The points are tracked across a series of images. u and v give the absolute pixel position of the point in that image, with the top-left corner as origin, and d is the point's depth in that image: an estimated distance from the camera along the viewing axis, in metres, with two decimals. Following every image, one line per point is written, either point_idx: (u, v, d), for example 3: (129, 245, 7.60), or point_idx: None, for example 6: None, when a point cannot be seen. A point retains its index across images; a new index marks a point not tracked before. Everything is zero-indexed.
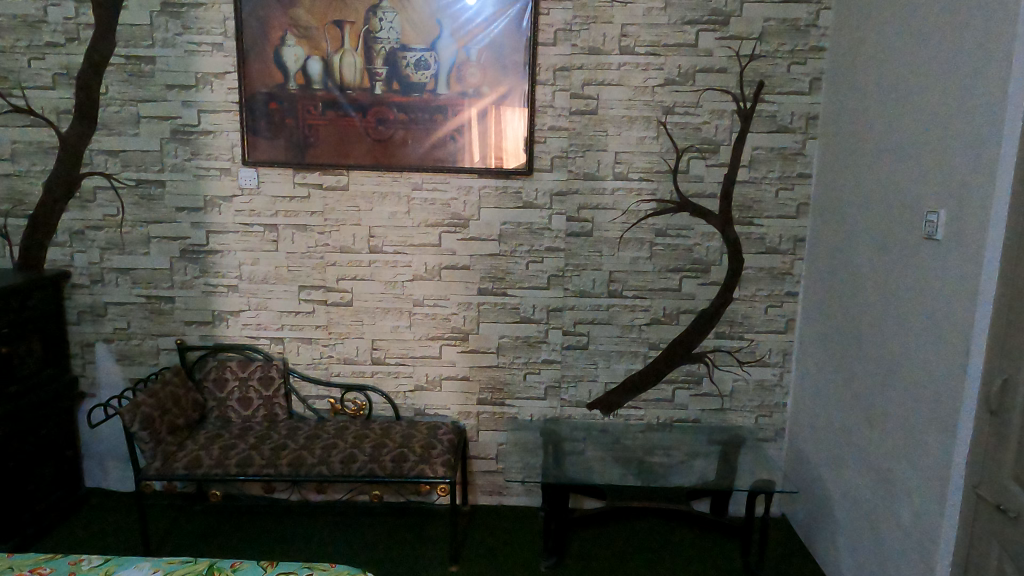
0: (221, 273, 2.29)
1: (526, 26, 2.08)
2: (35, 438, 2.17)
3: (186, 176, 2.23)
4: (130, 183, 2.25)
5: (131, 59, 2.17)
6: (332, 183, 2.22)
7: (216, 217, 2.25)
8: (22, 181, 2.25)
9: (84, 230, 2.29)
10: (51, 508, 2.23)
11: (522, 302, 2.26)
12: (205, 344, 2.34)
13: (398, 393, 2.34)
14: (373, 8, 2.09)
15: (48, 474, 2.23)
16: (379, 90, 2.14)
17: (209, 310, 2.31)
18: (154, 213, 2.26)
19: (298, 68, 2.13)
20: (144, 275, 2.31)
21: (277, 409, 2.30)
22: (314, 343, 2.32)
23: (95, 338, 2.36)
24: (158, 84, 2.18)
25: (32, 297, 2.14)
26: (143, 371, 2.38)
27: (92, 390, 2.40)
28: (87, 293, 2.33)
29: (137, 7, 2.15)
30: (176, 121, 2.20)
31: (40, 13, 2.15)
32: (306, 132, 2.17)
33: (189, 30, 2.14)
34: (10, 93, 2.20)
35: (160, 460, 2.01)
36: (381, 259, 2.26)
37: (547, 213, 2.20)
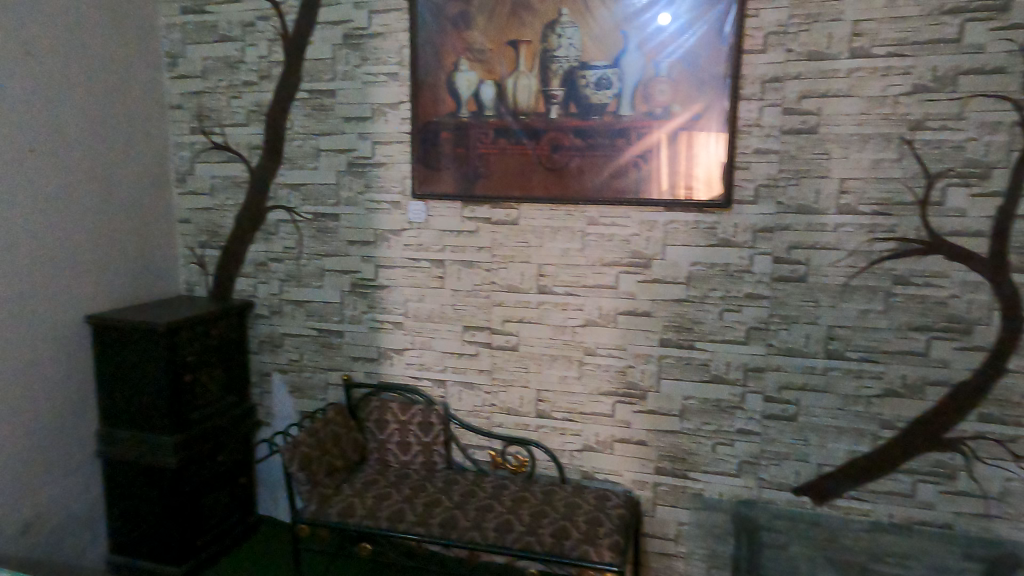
0: (388, 309, 2.21)
1: (728, 31, 1.75)
2: (211, 464, 2.20)
3: (359, 209, 2.19)
4: (309, 217, 2.26)
5: (314, 93, 2.18)
6: (501, 217, 2.03)
7: (385, 251, 2.17)
8: (219, 214, 2.37)
9: (268, 262, 2.34)
10: (223, 534, 2.25)
11: (714, 358, 1.89)
12: (370, 382, 2.26)
13: (564, 452, 2.07)
14: (551, 24, 1.89)
15: (223, 500, 2.26)
16: (555, 114, 1.92)
17: (374, 346, 2.24)
18: (328, 246, 2.25)
19: (471, 94, 1.99)
20: (317, 308, 2.30)
21: (435, 458, 2.14)
22: (477, 389, 2.14)
23: (273, 368, 2.40)
24: (337, 118, 2.16)
25: (218, 325, 2.20)
26: (313, 405, 2.37)
27: (268, 419, 2.44)
28: (268, 323, 2.38)
29: (322, 41, 2.15)
30: (352, 154, 2.17)
31: (239, 54, 2.24)
32: (476, 163, 2.02)
33: (368, 61, 2.10)
34: (213, 131, 2.32)
35: (316, 503, 1.94)
36: (551, 300, 2.02)
37: (748, 253, 1.82)
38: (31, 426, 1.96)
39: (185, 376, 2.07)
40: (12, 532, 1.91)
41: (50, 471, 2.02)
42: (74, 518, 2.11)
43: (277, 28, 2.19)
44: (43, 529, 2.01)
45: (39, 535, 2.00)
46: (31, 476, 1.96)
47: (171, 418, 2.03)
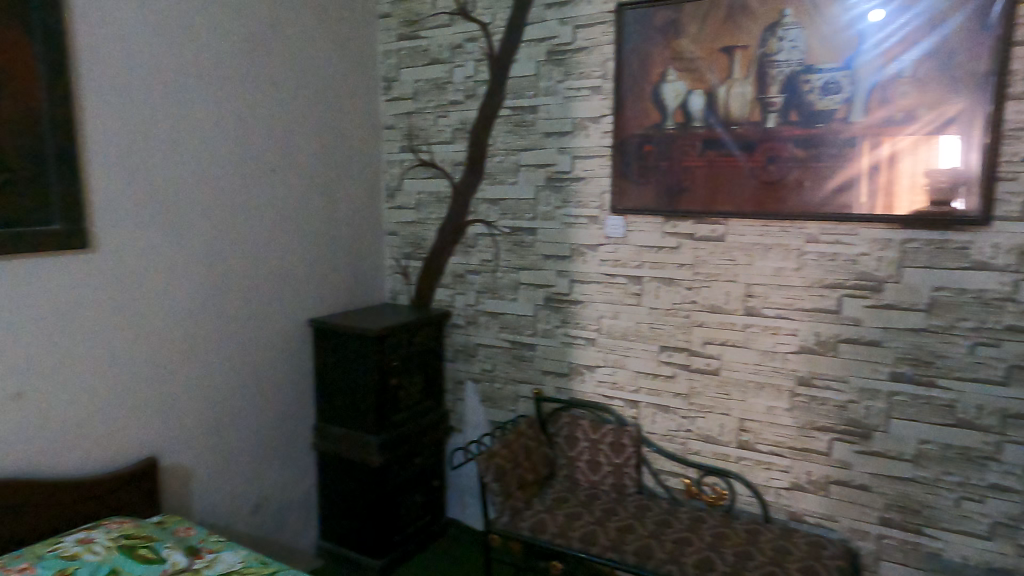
0: (581, 324, 2.18)
1: (994, 21, 1.51)
2: (409, 466, 2.30)
3: (556, 224, 2.19)
4: (506, 231, 2.30)
5: (517, 110, 2.23)
6: (706, 233, 1.93)
7: (581, 265, 2.15)
8: (423, 227, 2.50)
9: (465, 274, 2.42)
10: (417, 533, 2.36)
11: (960, 398, 1.64)
12: (560, 397, 2.25)
13: (769, 488, 1.91)
14: (771, 26, 1.75)
15: (418, 500, 2.36)
16: (772, 122, 1.78)
17: (566, 361, 2.22)
18: (524, 260, 2.27)
19: (678, 105, 1.91)
20: (510, 321, 2.33)
21: (626, 480, 2.08)
22: (672, 412, 2.04)
23: (466, 376, 2.47)
24: (538, 133, 2.19)
25: (419, 333, 2.31)
26: (502, 415, 2.41)
27: (459, 425, 2.52)
28: (463, 333, 2.46)
29: (526, 58, 2.19)
30: (551, 168, 2.18)
31: (447, 75, 2.35)
32: (680, 176, 1.93)
33: (571, 75, 2.10)
34: (420, 149, 2.46)
35: (508, 515, 1.96)
36: (759, 323, 1.88)
37: (1010, 278, 1.56)
38: (263, 415, 2.19)
39: (391, 380, 2.19)
40: (244, 510, 2.14)
41: (275, 458, 2.24)
42: (292, 503, 2.32)
43: (484, 48, 2.26)
44: (267, 510, 2.23)
45: (265, 516, 2.22)
46: (261, 461, 2.19)
47: (377, 419, 2.16)
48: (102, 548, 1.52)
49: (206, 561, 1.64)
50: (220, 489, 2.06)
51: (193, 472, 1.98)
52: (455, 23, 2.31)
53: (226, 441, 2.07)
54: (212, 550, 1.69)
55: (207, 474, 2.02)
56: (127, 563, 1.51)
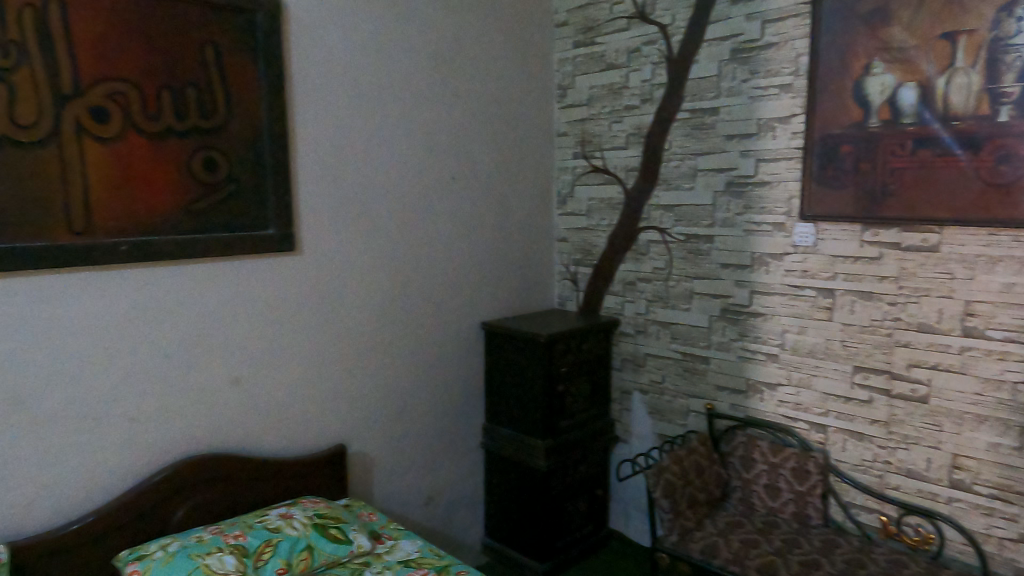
0: (762, 339, 2.04)
1: None
2: (574, 473, 2.29)
3: (736, 231, 2.07)
4: (681, 238, 2.22)
5: (696, 112, 2.14)
6: (915, 242, 1.72)
7: (763, 276, 2.02)
8: (593, 234, 2.48)
9: (636, 281, 2.37)
10: (580, 541, 2.34)
11: None
12: (736, 414, 2.12)
13: (988, 537, 1.66)
14: (1008, 5, 1.52)
15: (582, 508, 2.35)
16: (1005, 116, 1.55)
17: (743, 378, 2.09)
18: (700, 268, 2.18)
19: (884, 100, 1.72)
20: (683, 331, 2.24)
21: (810, 511, 1.91)
22: (867, 440, 1.84)
23: (633, 386, 2.42)
24: (718, 136, 2.08)
25: (588, 340, 2.29)
26: (671, 429, 2.32)
27: (625, 436, 2.46)
28: (632, 341, 2.40)
29: (707, 58, 2.10)
30: (732, 172, 2.06)
31: (623, 80, 2.32)
32: (885, 179, 1.74)
33: (757, 74, 1.98)
34: (593, 155, 2.45)
35: (677, 534, 1.89)
36: (981, 346, 1.64)
37: None
38: (437, 413, 2.29)
39: (558, 386, 2.20)
40: (418, 502, 2.26)
41: (447, 455, 2.33)
42: (461, 500, 2.40)
43: (662, 51, 2.20)
44: (439, 504, 2.33)
45: (436, 509, 2.32)
46: (434, 456, 2.29)
47: (544, 423, 2.18)
48: (300, 524, 1.67)
49: (386, 548, 1.74)
50: (398, 479, 2.19)
51: (374, 461, 2.12)
52: (633, 27, 2.28)
53: (405, 435, 2.19)
54: (391, 537, 1.79)
55: (387, 464, 2.15)
56: (319, 541, 1.64)
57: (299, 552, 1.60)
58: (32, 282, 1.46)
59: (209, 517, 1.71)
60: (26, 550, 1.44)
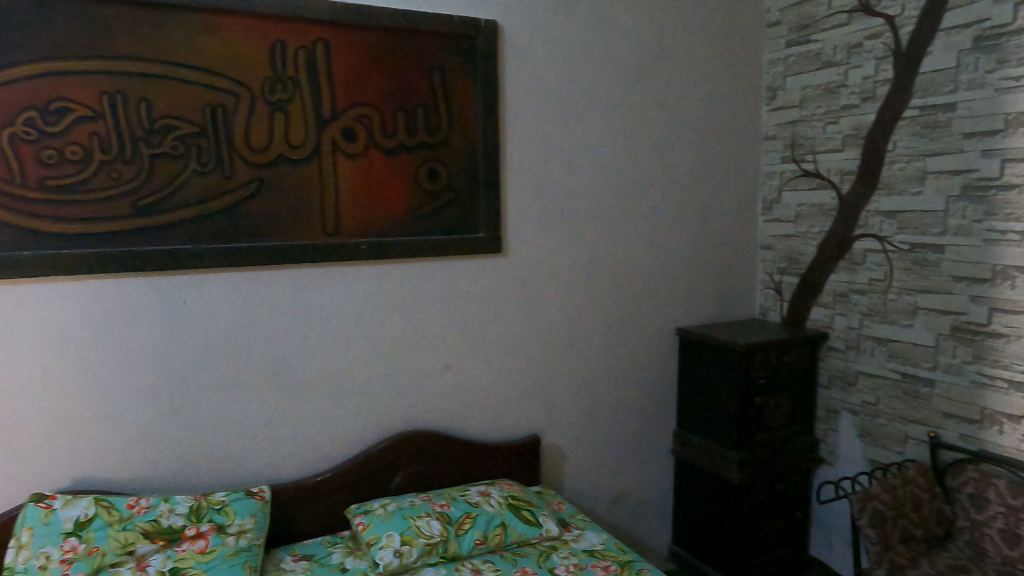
0: (1004, 363, 1.80)
1: None
2: (770, 490, 2.19)
3: (973, 241, 1.85)
4: (904, 247, 2.03)
5: (927, 110, 1.95)
6: None
7: (1006, 292, 1.78)
8: (801, 241, 2.35)
9: (848, 293, 2.20)
10: (774, 562, 2.24)
11: None
12: (966, 446, 1.89)
13: None
14: None
15: (778, 528, 2.24)
16: None
17: (977, 406, 1.86)
18: (926, 281, 1.97)
19: None
20: (903, 350, 2.05)
21: None
22: None
23: (842, 406, 2.25)
24: (954, 135, 1.87)
25: (790, 353, 2.18)
26: (885, 456, 2.13)
27: (831, 458, 2.30)
28: (842, 357, 2.24)
29: (944, 49, 1.89)
30: (971, 175, 1.84)
31: (841, 78, 2.17)
32: None
33: (1007, 63, 1.75)
34: (804, 159, 2.32)
35: (885, 569, 1.75)
36: None
37: None
38: (628, 415, 2.33)
39: (755, 398, 2.12)
40: (606, 499, 2.32)
41: (637, 457, 2.36)
42: (650, 503, 2.42)
43: (889, 44, 2.03)
44: (627, 505, 2.37)
45: (624, 509, 2.36)
46: (623, 457, 2.33)
47: (739, 435, 2.12)
48: (496, 502, 1.82)
49: (574, 536, 1.83)
50: (587, 475, 2.27)
51: (566, 454, 2.22)
52: (855, 21, 2.12)
53: (596, 433, 2.27)
54: (578, 526, 1.88)
55: (579, 458, 2.25)
56: (512, 520, 1.78)
57: (493, 527, 1.75)
58: (296, 273, 1.78)
59: (421, 486, 1.93)
60: (282, 492, 1.76)
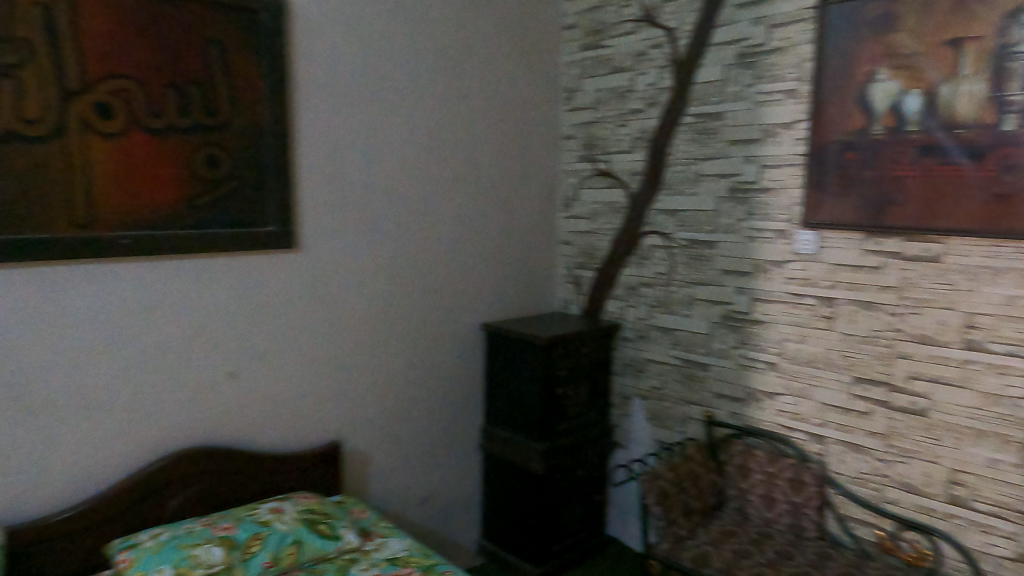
0: (762, 347, 2.02)
1: None
2: (571, 478, 2.28)
3: (738, 238, 2.05)
4: (683, 243, 2.20)
5: (700, 117, 2.12)
6: (917, 253, 1.69)
7: (765, 284, 1.99)
8: (597, 238, 2.47)
9: (638, 286, 2.35)
10: (576, 546, 2.33)
11: None
12: (735, 423, 2.10)
13: (987, 557, 1.62)
14: (1013, 13, 1.50)
15: (579, 513, 2.33)
16: (1012, 125, 1.52)
17: (741, 386, 2.07)
18: (702, 275, 2.15)
19: (889, 106, 1.70)
20: (683, 338, 2.23)
21: (805, 522, 1.89)
22: (865, 453, 1.81)
23: (633, 392, 2.41)
24: (722, 141, 2.06)
25: (587, 344, 2.28)
26: (671, 437, 2.30)
27: (624, 442, 2.45)
28: (632, 346, 2.39)
29: (713, 63, 2.08)
30: (736, 178, 2.04)
31: (629, 83, 2.31)
32: (889, 187, 1.72)
33: (763, 79, 1.95)
34: (598, 159, 2.44)
35: (669, 542, 1.88)
36: (983, 360, 1.60)
37: None
38: (435, 414, 2.29)
39: (556, 390, 2.19)
40: (414, 501, 2.27)
41: (444, 455, 2.34)
42: (459, 500, 2.40)
43: (668, 54, 2.19)
44: (435, 503, 2.33)
45: (431, 509, 2.32)
46: (430, 455, 2.29)
47: (541, 426, 2.17)
48: (289, 519, 1.69)
49: (375, 545, 1.75)
50: (393, 478, 2.20)
51: (370, 458, 2.13)
52: (640, 30, 2.26)
53: (402, 433, 2.20)
54: (381, 534, 1.80)
55: (383, 462, 2.16)
56: (308, 536, 1.66)
57: (286, 546, 1.61)
58: (34, 272, 1.49)
59: (203, 508, 1.73)
60: (21, 534, 1.48)
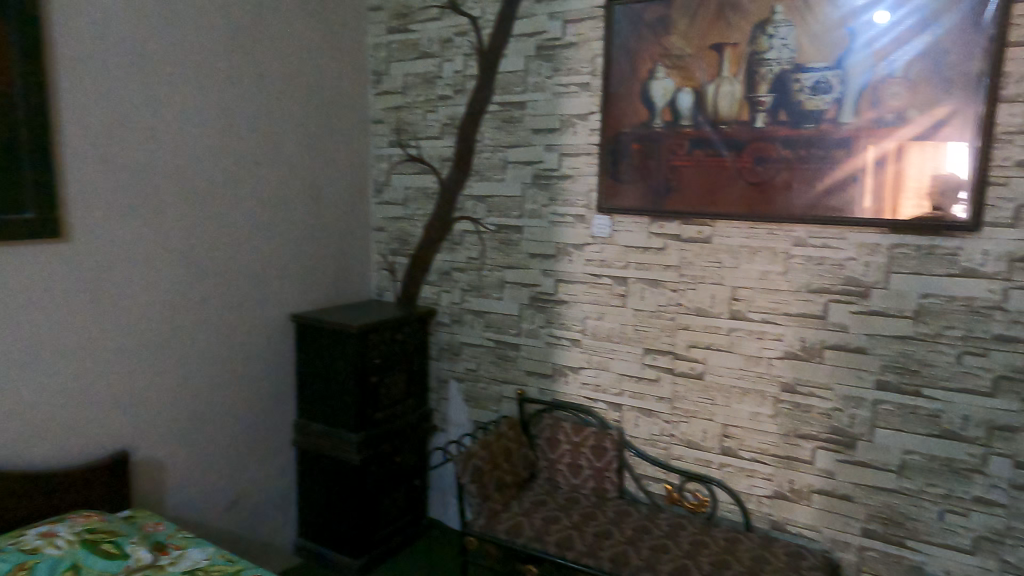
0: (565, 325, 2.15)
1: (988, 20, 1.47)
2: (390, 465, 2.27)
3: (542, 223, 2.15)
4: (493, 228, 2.27)
5: (504, 106, 2.19)
6: (692, 234, 1.89)
7: (567, 266, 2.12)
8: (410, 224, 2.47)
9: (451, 271, 2.39)
10: (397, 533, 2.32)
11: (947, 410, 1.60)
12: (544, 398, 2.22)
13: (751, 496, 1.87)
14: (761, 24, 1.72)
15: (399, 500, 2.32)
16: (761, 122, 1.75)
17: (549, 363, 2.19)
18: (511, 258, 2.24)
19: (667, 102, 1.88)
20: (495, 320, 2.30)
21: (606, 485, 2.05)
22: (655, 417, 2.01)
23: (450, 376, 2.45)
24: (526, 129, 2.15)
25: (402, 331, 2.27)
26: (486, 416, 2.38)
27: (443, 425, 2.49)
28: (448, 331, 2.43)
29: (515, 53, 2.15)
30: (539, 166, 2.14)
31: (436, 70, 2.32)
32: (668, 175, 1.90)
33: (560, 72, 2.06)
34: (408, 144, 2.43)
35: (485, 518, 1.93)
36: (744, 327, 1.84)
37: (1001, 286, 1.52)
38: (241, 411, 2.16)
39: (371, 378, 2.16)
40: (220, 507, 2.12)
41: (253, 455, 2.21)
42: (272, 500, 2.29)
43: (473, 43, 2.23)
44: (245, 506, 2.20)
45: (241, 512, 2.19)
46: (236, 457, 2.15)
47: (357, 416, 2.12)
48: (64, 542, 1.49)
49: (172, 558, 1.62)
50: (195, 485, 2.03)
51: (166, 467, 1.95)
52: (445, 17, 2.28)
53: (202, 436, 2.04)
54: (179, 546, 1.66)
55: (182, 469, 1.99)
56: (88, 558, 1.48)
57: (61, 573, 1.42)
58: None
59: None
60: None
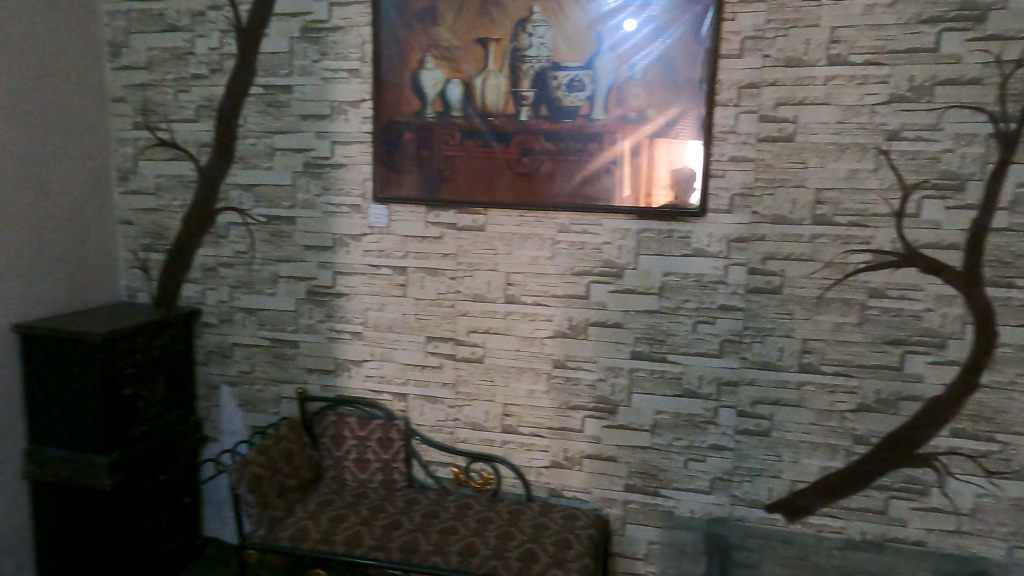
0: (346, 318, 2.09)
1: (705, 33, 1.70)
2: (152, 485, 2.03)
3: (316, 213, 2.06)
4: (262, 219, 2.12)
5: (268, 89, 2.06)
6: (467, 223, 1.95)
7: (345, 257, 2.06)
8: (164, 216, 2.22)
9: (217, 266, 2.19)
10: (165, 559, 2.09)
11: (687, 373, 1.85)
12: (327, 395, 2.14)
13: (531, 468, 1.99)
14: (521, 22, 1.82)
15: (165, 523, 2.09)
16: (525, 116, 1.85)
17: (330, 358, 2.12)
18: (284, 251, 2.11)
19: (437, 93, 1.90)
20: (270, 317, 2.16)
21: (395, 475, 2.04)
22: (440, 403, 2.04)
23: (221, 380, 2.25)
24: (294, 115, 2.04)
25: (160, 335, 2.04)
26: (264, 420, 2.23)
27: (215, 434, 2.29)
28: (216, 332, 2.23)
29: (278, 33, 2.02)
30: (310, 154, 2.04)
31: (188, 45, 2.10)
32: (442, 165, 1.93)
33: (328, 56, 1.98)
34: (158, 127, 2.17)
35: (265, 527, 1.81)
36: (519, 310, 1.94)
37: (722, 263, 1.78)
38: None
39: (124, 391, 1.90)
40: None
41: None
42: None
43: (230, 19, 2.05)
44: None
45: None
46: None
47: (108, 436, 1.86)
48: None
49: None
50: None
51: None
52: None
53: None
54: None
55: None
56: None
57: None
58: None
59: None
60: None
